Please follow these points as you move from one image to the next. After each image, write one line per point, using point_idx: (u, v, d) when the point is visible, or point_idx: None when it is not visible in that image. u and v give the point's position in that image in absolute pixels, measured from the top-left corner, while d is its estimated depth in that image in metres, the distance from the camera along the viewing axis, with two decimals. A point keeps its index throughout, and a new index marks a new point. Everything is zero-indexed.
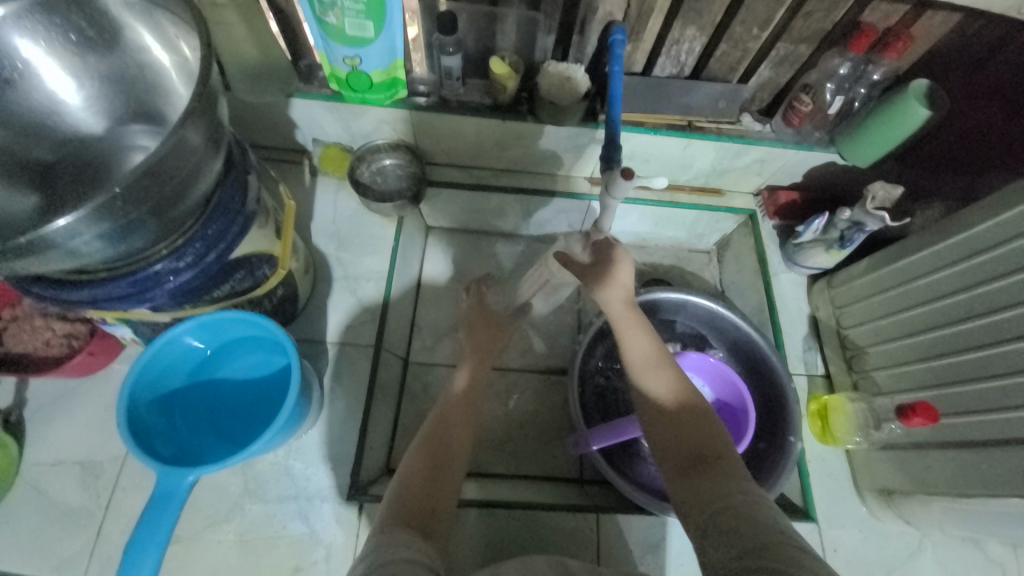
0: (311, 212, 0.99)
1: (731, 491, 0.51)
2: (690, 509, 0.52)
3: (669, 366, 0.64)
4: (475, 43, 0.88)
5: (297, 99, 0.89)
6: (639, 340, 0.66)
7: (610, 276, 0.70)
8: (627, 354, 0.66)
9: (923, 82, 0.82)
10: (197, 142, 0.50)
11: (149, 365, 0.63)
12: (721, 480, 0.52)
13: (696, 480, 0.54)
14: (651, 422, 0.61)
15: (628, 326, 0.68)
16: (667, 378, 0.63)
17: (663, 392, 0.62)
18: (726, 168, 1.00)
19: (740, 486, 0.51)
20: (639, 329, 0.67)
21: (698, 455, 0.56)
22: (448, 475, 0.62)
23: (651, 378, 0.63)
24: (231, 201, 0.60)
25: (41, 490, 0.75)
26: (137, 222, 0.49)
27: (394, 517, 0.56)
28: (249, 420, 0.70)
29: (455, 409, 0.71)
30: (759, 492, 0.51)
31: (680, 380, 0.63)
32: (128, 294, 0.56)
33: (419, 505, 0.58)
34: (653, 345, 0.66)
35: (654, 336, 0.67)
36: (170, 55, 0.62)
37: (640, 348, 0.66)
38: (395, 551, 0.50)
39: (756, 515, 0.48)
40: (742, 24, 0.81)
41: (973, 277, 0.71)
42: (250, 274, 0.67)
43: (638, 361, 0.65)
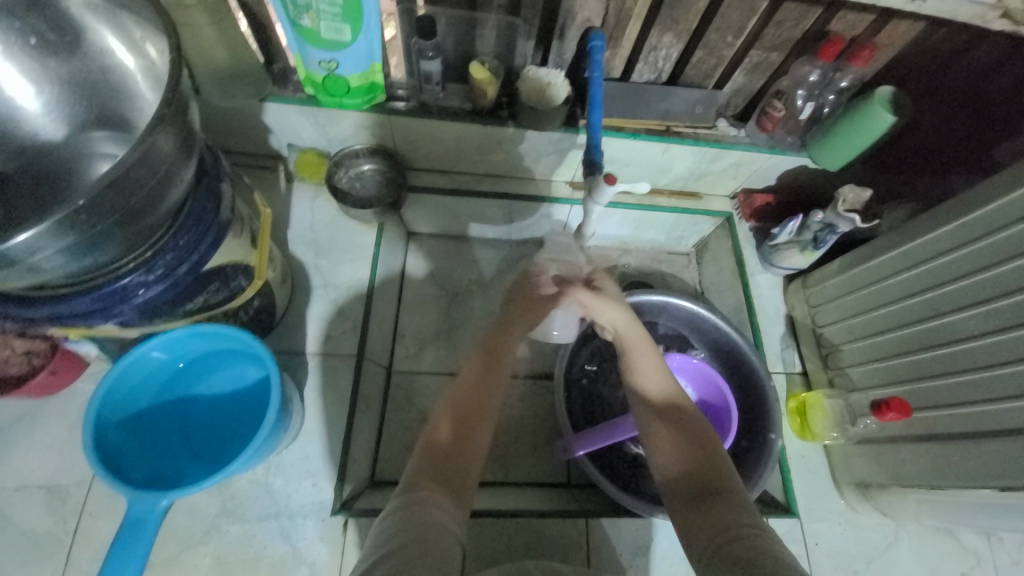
0: (288, 219, 0.96)
1: (736, 523, 0.50)
2: (695, 539, 0.52)
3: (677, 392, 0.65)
4: (454, 47, 0.87)
5: (271, 103, 0.86)
6: (648, 367, 0.67)
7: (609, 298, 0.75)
8: (637, 380, 0.67)
9: (888, 89, 0.85)
10: (168, 151, 0.48)
11: (117, 383, 0.60)
12: (726, 512, 0.52)
13: (702, 510, 0.53)
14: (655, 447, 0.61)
15: (637, 352, 0.69)
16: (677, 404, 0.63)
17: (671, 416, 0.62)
18: (703, 172, 1.02)
19: (745, 518, 0.51)
20: (648, 354, 0.68)
21: (703, 485, 0.55)
22: (465, 458, 0.61)
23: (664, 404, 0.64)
24: (204, 209, 0.57)
25: (1, 517, 0.71)
26: (102, 235, 0.47)
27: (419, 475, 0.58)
28: (227, 437, 0.67)
29: (464, 390, 0.67)
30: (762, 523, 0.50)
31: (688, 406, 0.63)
32: (94, 310, 0.53)
33: (444, 468, 0.59)
34: (663, 371, 0.66)
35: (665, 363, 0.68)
36: (135, 57, 0.58)
37: (652, 374, 0.66)
38: (421, 516, 0.52)
39: (763, 548, 0.47)
40: (717, 31, 0.83)
41: (941, 275, 0.74)
42: (224, 285, 0.65)
43: (647, 385, 0.65)
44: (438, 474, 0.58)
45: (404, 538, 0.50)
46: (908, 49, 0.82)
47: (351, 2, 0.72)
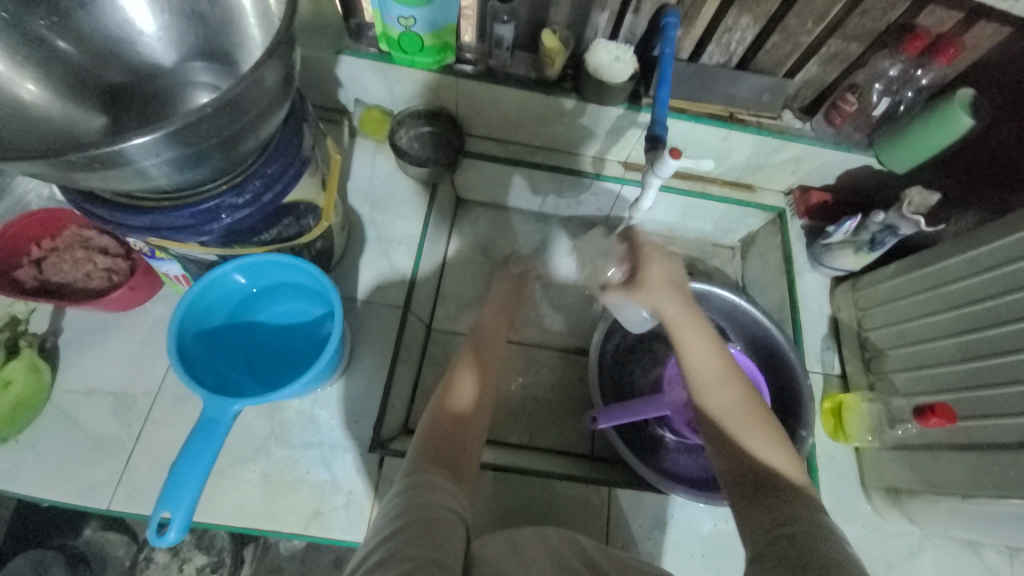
0: (348, 172, 1.00)
1: (794, 515, 0.51)
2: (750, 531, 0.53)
3: (729, 380, 0.64)
4: (528, 15, 0.88)
5: (346, 57, 0.90)
6: (697, 351, 0.65)
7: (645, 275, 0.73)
8: (686, 366, 0.66)
9: (970, 91, 0.82)
10: (272, 83, 0.52)
11: (197, 298, 0.64)
12: (784, 502, 0.53)
13: (759, 505, 0.55)
14: (712, 434, 0.62)
15: (684, 335, 0.66)
16: (729, 394, 0.62)
17: (723, 407, 0.62)
18: (761, 164, 1.01)
19: (803, 514, 0.51)
20: (696, 338, 0.66)
21: (762, 479, 0.57)
22: (468, 445, 0.62)
23: (714, 394, 0.63)
24: (289, 144, 0.61)
25: (72, 416, 0.77)
26: (204, 153, 0.51)
27: (420, 458, 0.58)
28: (284, 364, 0.72)
29: (462, 389, 0.69)
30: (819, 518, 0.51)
31: (743, 395, 0.62)
32: (188, 226, 0.58)
33: (442, 453, 0.59)
34: (713, 357, 0.65)
35: (716, 347, 0.66)
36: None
37: (700, 360, 0.65)
38: (429, 494, 0.52)
39: (817, 542, 0.48)
40: (798, 16, 0.81)
41: (1006, 284, 0.72)
42: (296, 221, 0.69)
43: (697, 373, 0.65)
44: (439, 458, 0.58)
45: (411, 511, 0.50)
46: (997, 51, 0.79)
47: None
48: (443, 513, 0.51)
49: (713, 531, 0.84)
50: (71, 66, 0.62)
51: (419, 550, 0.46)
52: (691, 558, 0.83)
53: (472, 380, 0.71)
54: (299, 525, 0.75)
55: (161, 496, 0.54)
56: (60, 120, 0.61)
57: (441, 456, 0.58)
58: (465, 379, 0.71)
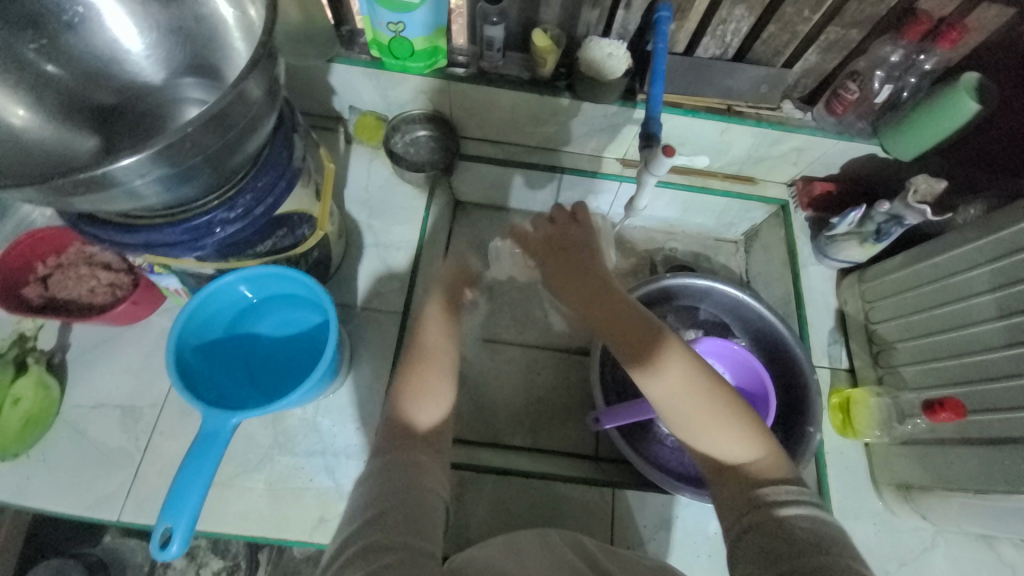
0: (345, 179, 1.00)
1: (759, 498, 0.54)
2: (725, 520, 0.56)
3: (669, 369, 0.64)
4: (518, 14, 0.87)
5: (338, 64, 0.90)
6: (637, 349, 0.67)
7: (584, 291, 0.78)
8: (629, 363, 0.67)
9: (974, 75, 0.80)
10: (256, 96, 0.52)
11: (195, 312, 0.65)
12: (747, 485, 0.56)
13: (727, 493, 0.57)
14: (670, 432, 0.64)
15: (622, 337, 0.69)
16: (670, 384, 0.63)
17: (670, 398, 0.63)
18: (762, 156, 0.99)
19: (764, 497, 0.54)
20: (634, 339, 0.68)
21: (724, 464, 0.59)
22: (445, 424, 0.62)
23: (657, 385, 0.64)
24: (279, 156, 0.61)
25: (81, 430, 0.79)
26: (193, 169, 0.51)
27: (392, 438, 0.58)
28: (284, 373, 0.72)
29: (428, 354, 0.66)
30: (787, 498, 0.53)
31: (684, 381, 0.63)
32: (182, 242, 0.58)
33: (414, 425, 0.60)
34: (654, 352, 0.66)
35: (655, 340, 0.67)
36: (235, 13, 0.62)
37: (641, 357, 0.66)
38: (403, 477, 0.54)
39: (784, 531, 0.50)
40: (794, 5, 0.79)
41: (1013, 273, 0.70)
42: (290, 232, 0.69)
43: (639, 367, 0.66)
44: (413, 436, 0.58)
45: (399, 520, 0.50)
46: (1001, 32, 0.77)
47: None
48: (431, 520, 0.51)
49: (719, 531, 0.83)
50: (61, 88, 0.62)
51: (407, 549, 0.47)
52: (698, 558, 0.82)
53: (438, 338, 0.68)
54: (304, 532, 0.76)
55: (165, 510, 0.54)
56: (51, 141, 0.61)
57: (413, 434, 0.59)
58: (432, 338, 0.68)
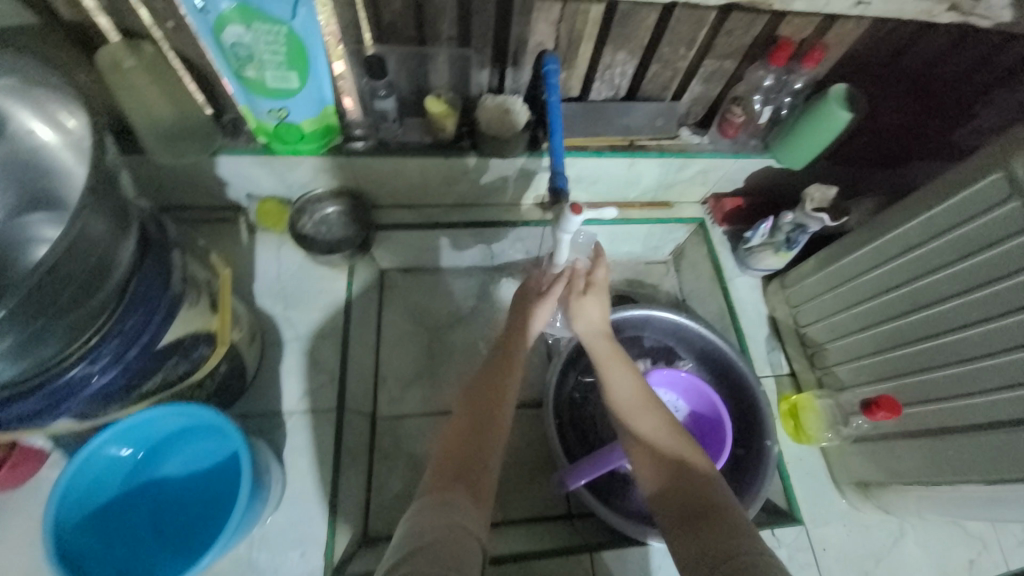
0: (252, 273, 0.93)
1: (731, 543, 0.52)
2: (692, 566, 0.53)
3: (652, 408, 0.68)
4: (408, 82, 0.85)
5: (223, 156, 0.83)
6: (622, 383, 0.70)
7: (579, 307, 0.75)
8: (614, 397, 0.70)
9: (842, 86, 0.85)
10: (99, 231, 0.46)
11: (74, 483, 0.58)
12: (724, 514, 0.56)
13: (693, 536, 0.56)
14: (645, 466, 0.64)
15: (611, 369, 0.72)
16: (654, 419, 0.67)
17: (650, 433, 0.66)
18: (671, 182, 1.02)
19: (739, 538, 0.53)
20: (622, 371, 0.71)
21: (692, 508, 0.58)
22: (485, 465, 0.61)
23: (641, 420, 0.67)
24: (152, 286, 0.55)
25: None
26: (43, 330, 0.45)
27: (435, 479, 0.58)
28: (199, 518, 0.65)
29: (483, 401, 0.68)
30: (760, 544, 0.52)
31: (666, 419, 0.67)
32: (42, 409, 0.51)
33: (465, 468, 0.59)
34: (638, 388, 0.70)
35: (640, 379, 0.71)
36: (59, 134, 0.56)
37: (626, 391, 0.70)
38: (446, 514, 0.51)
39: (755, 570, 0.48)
40: (669, 45, 0.83)
41: (916, 269, 0.74)
42: (184, 357, 0.62)
43: (622, 401, 0.69)
44: (458, 472, 0.59)
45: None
46: (857, 46, 0.83)
47: (294, 48, 0.70)
48: None
49: None
50: None
51: None
52: None
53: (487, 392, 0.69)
54: None
55: None
56: None
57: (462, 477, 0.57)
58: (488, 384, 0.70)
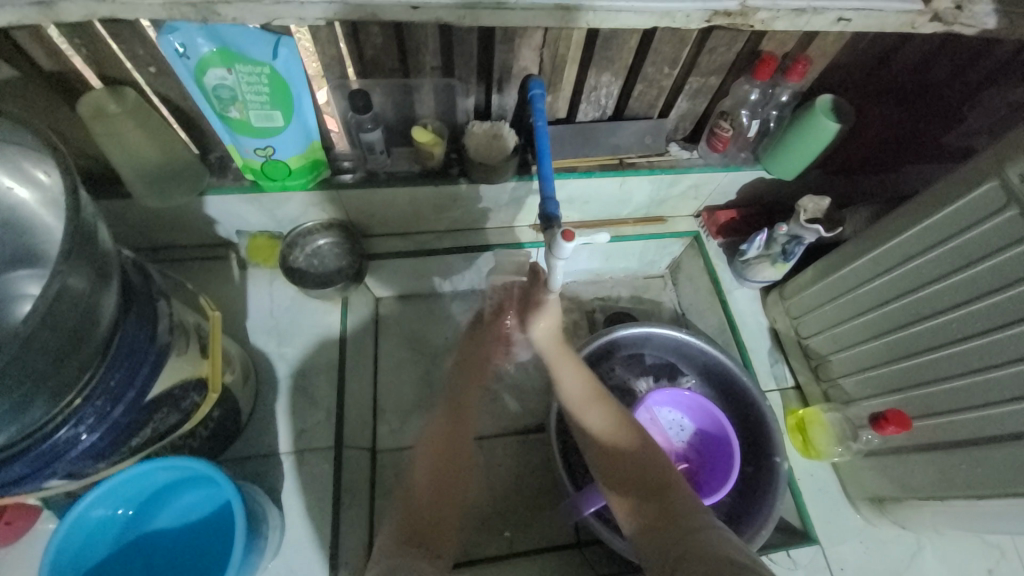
0: (245, 310, 0.92)
1: (681, 522, 0.57)
2: (649, 543, 0.57)
3: (601, 399, 0.70)
4: (394, 112, 0.85)
5: (210, 196, 0.83)
6: (572, 379, 0.72)
7: (541, 312, 0.74)
8: (565, 394, 0.72)
9: (828, 97, 0.86)
10: (81, 291, 0.45)
11: (66, 543, 0.56)
12: (674, 501, 0.60)
13: (648, 517, 0.60)
14: (598, 455, 0.67)
15: (561, 367, 0.74)
16: (604, 411, 0.69)
17: (599, 424, 0.68)
18: (663, 198, 1.02)
19: (688, 516, 0.57)
20: (572, 367, 0.73)
21: (644, 490, 0.62)
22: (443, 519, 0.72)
23: (590, 413, 0.69)
24: (137, 339, 0.53)
25: None
26: (24, 399, 0.44)
27: (390, 542, 0.68)
28: (195, 572, 0.63)
29: (439, 455, 0.77)
30: (706, 520, 0.57)
31: (613, 410, 0.69)
32: (26, 475, 0.49)
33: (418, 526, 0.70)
34: (586, 382, 0.72)
35: (588, 372, 0.73)
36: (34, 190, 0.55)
37: (576, 386, 0.72)
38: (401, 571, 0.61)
39: (703, 546, 0.53)
40: (654, 65, 0.82)
41: (916, 279, 0.73)
42: (175, 408, 0.60)
43: (573, 397, 0.71)
44: (412, 537, 0.69)
45: None
46: (839, 56, 0.83)
47: (277, 88, 0.69)
48: None
49: None
50: None
51: None
52: None
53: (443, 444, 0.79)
54: None
55: None
56: None
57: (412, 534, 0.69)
58: (449, 436, 0.79)
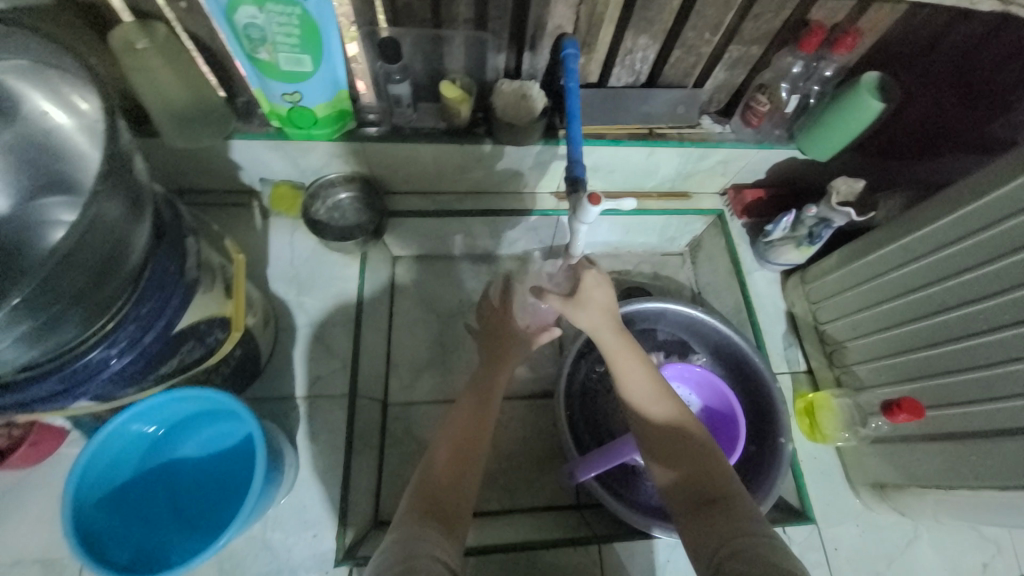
0: (266, 257, 0.93)
1: (742, 533, 0.51)
2: (702, 552, 0.52)
3: (667, 397, 0.64)
4: (423, 66, 0.84)
5: (236, 140, 0.82)
6: (633, 373, 0.65)
7: (584, 298, 0.69)
8: (624, 388, 0.65)
9: (874, 74, 0.81)
10: (115, 217, 0.46)
11: (93, 461, 0.59)
12: (736, 512, 0.54)
13: (704, 523, 0.54)
14: (657, 456, 0.62)
15: (620, 358, 0.66)
16: (668, 411, 0.63)
17: (662, 425, 0.62)
18: (690, 172, 0.99)
19: (748, 529, 0.51)
20: (632, 359, 0.66)
21: (703, 498, 0.56)
22: (465, 488, 0.65)
23: (653, 411, 0.63)
24: (166, 272, 0.55)
25: None
26: (58, 318, 0.45)
27: (412, 508, 0.60)
28: (215, 499, 0.66)
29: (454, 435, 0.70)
30: (769, 534, 0.51)
31: (679, 410, 0.63)
32: (59, 391, 0.52)
33: (438, 502, 0.61)
34: (649, 377, 0.65)
35: (651, 366, 0.66)
36: (71, 116, 0.55)
37: (637, 381, 0.65)
38: (416, 543, 0.53)
39: (766, 561, 0.47)
40: (694, 29, 0.79)
41: (946, 268, 0.71)
42: (200, 343, 0.62)
43: (634, 393, 0.65)
44: (432, 512, 0.60)
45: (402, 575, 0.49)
46: (892, 30, 0.79)
47: (307, 30, 0.68)
48: None
49: None
50: None
51: None
52: None
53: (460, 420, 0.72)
54: None
55: None
56: None
57: (431, 500, 0.61)
58: (470, 406, 0.74)
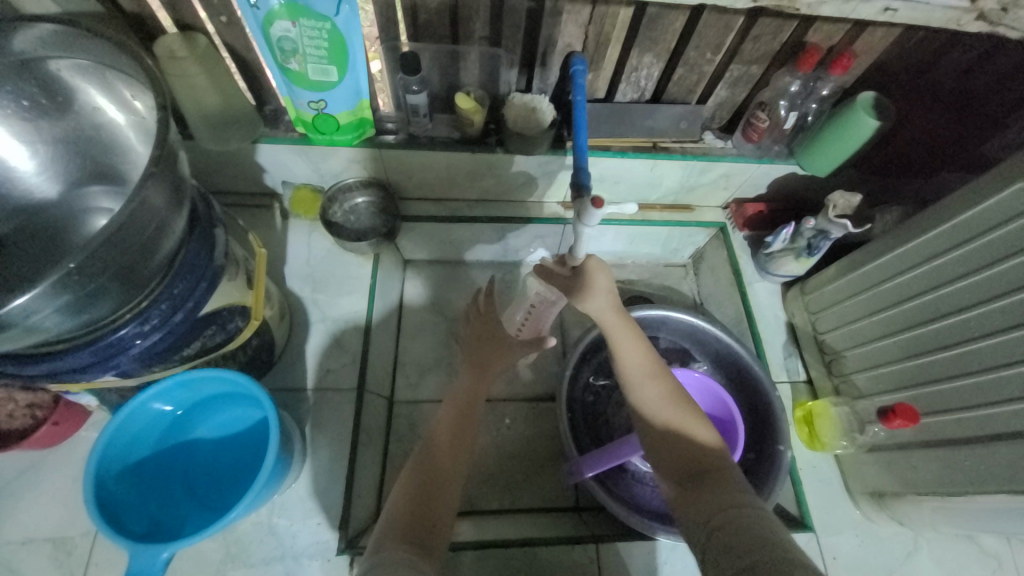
0: (284, 256, 0.98)
1: (727, 502, 0.53)
2: (690, 519, 0.54)
3: (661, 376, 0.67)
4: (440, 79, 0.89)
5: (263, 144, 0.88)
6: (632, 351, 0.69)
7: (590, 283, 0.72)
8: (622, 366, 0.69)
9: (869, 94, 0.85)
10: (159, 202, 0.50)
11: (117, 434, 0.62)
12: (724, 482, 0.56)
13: (693, 491, 0.56)
14: (651, 431, 0.64)
15: (620, 337, 0.70)
16: (660, 390, 0.66)
17: (655, 401, 0.65)
18: (693, 185, 1.03)
19: (736, 499, 0.53)
20: (632, 339, 0.70)
21: (693, 471, 0.59)
22: (438, 507, 0.63)
23: (647, 389, 0.66)
24: (197, 257, 0.59)
25: (13, 570, 0.73)
26: (98, 292, 0.49)
27: (389, 532, 0.59)
28: (229, 477, 0.70)
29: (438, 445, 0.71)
30: (755, 503, 0.53)
31: (670, 390, 0.66)
32: (92, 363, 0.56)
33: (418, 524, 0.61)
34: (646, 355, 0.69)
35: (648, 347, 0.70)
36: (124, 113, 0.64)
37: (635, 359, 0.69)
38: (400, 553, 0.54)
39: (749, 527, 0.49)
40: (696, 49, 0.84)
41: (939, 277, 0.73)
42: (222, 328, 0.66)
43: (631, 370, 0.68)
44: (409, 533, 0.59)
45: None
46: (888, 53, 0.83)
47: (335, 44, 0.74)
48: None
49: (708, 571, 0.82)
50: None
51: None
52: None
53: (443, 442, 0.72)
54: None
55: None
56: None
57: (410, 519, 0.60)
58: (454, 413, 0.76)
